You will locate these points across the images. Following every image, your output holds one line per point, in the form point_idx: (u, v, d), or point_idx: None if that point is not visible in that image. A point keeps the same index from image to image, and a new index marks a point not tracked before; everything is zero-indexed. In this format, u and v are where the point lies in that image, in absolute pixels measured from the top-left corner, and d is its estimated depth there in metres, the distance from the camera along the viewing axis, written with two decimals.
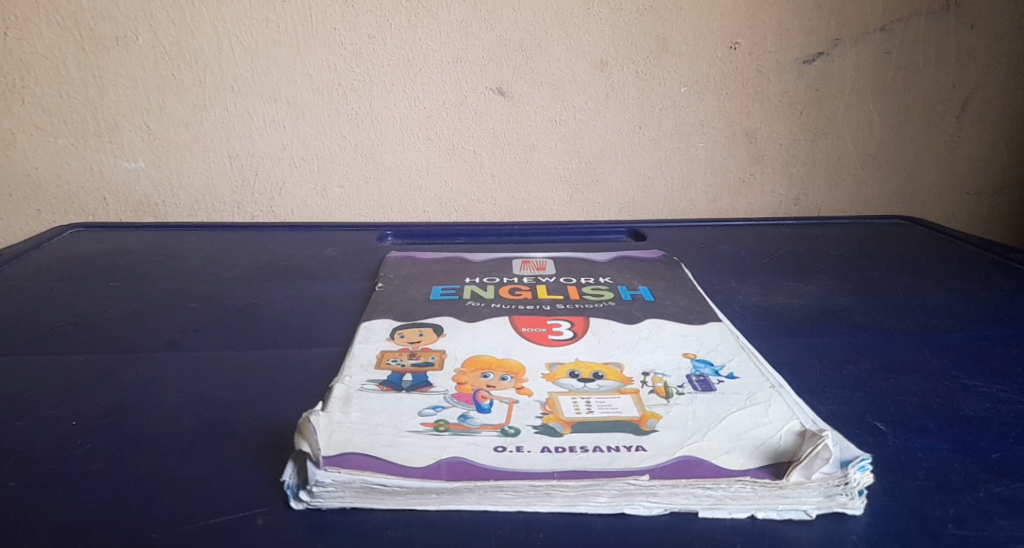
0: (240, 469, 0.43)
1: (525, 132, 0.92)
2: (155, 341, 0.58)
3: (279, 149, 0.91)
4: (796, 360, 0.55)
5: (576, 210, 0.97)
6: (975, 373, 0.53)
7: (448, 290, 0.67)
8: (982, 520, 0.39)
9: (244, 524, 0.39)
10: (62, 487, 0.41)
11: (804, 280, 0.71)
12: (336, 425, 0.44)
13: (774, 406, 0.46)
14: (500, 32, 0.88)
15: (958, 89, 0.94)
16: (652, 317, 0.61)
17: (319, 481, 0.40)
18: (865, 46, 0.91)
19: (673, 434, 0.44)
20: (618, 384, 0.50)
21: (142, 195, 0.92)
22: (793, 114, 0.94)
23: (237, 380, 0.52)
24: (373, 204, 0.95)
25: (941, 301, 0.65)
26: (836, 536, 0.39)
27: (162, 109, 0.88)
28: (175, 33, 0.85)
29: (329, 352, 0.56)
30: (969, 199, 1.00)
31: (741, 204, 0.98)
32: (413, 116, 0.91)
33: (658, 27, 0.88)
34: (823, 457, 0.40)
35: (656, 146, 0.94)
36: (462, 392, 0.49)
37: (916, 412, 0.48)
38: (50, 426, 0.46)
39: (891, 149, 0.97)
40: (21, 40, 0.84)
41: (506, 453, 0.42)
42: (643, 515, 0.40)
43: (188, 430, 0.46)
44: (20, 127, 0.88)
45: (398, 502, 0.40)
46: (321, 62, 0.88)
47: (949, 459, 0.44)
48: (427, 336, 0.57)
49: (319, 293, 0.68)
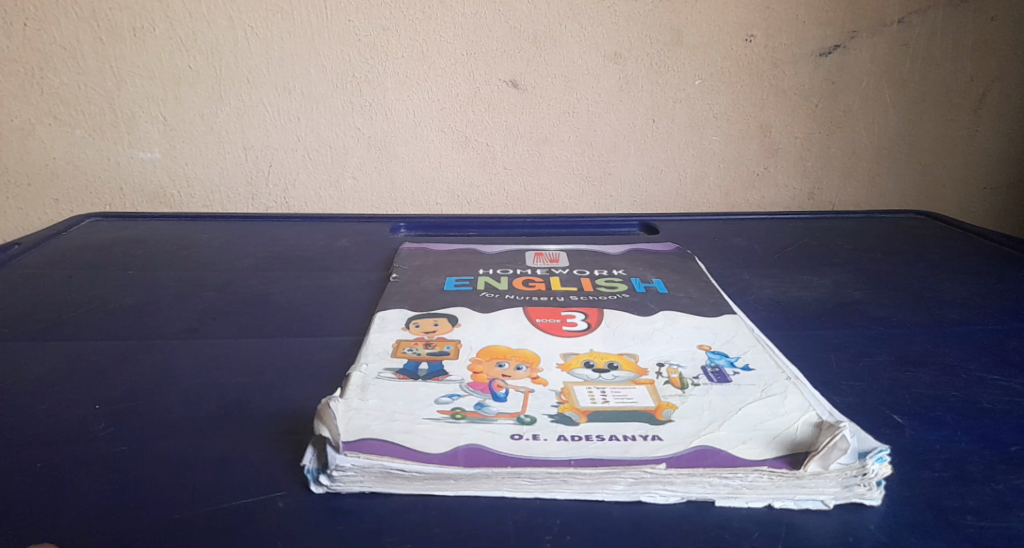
0: (257, 455, 0.43)
1: (537, 125, 0.92)
2: (173, 329, 0.58)
3: (293, 141, 0.91)
4: (811, 353, 0.55)
5: (588, 203, 0.97)
6: (992, 366, 0.52)
7: (461, 281, 0.67)
8: (1001, 511, 0.39)
9: (264, 507, 0.40)
10: (85, 470, 0.42)
11: (817, 274, 0.71)
12: (354, 411, 0.44)
13: (790, 398, 0.46)
14: (513, 24, 0.88)
15: (976, 81, 0.94)
16: (666, 309, 0.61)
17: (339, 465, 0.40)
18: (881, 38, 0.91)
19: (688, 423, 0.44)
20: (632, 375, 0.50)
21: (157, 186, 0.92)
22: (808, 108, 0.93)
23: (253, 366, 0.52)
24: (386, 196, 0.95)
25: (957, 295, 0.65)
26: (853, 526, 0.39)
27: (177, 100, 0.89)
28: (191, 24, 0.86)
29: (345, 340, 0.57)
30: (983, 193, 1.00)
31: (754, 198, 0.98)
32: (425, 108, 0.91)
33: (673, 19, 0.88)
34: (840, 448, 0.39)
35: (669, 139, 0.94)
36: (477, 381, 0.49)
37: (932, 404, 0.48)
38: (70, 411, 0.47)
39: (905, 142, 0.96)
40: (39, 31, 0.85)
41: (523, 441, 0.42)
42: (659, 503, 0.40)
43: (205, 416, 0.46)
44: (37, 117, 0.89)
45: (416, 487, 0.40)
46: (334, 54, 0.88)
47: (966, 451, 0.44)
48: (442, 326, 0.57)
49: (333, 283, 0.68)
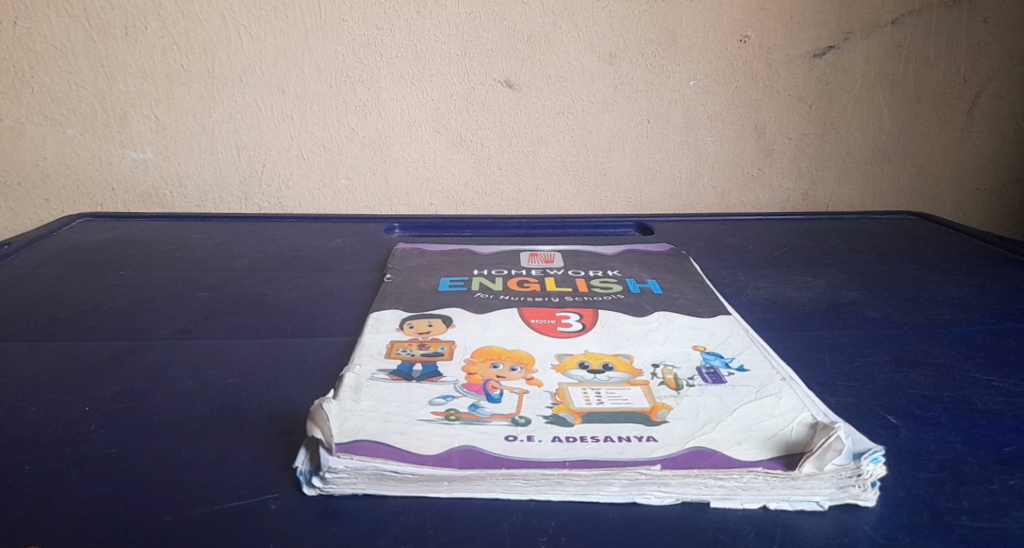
0: (251, 456, 0.43)
1: (532, 125, 0.92)
2: (166, 329, 0.58)
3: (287, 140, 0.91)
4: (806, 354, 0.55)
5: (583, 203, 0.97)
6: (987, 368, 0.52)
7: (456, 282, 0.67)
8: (995, 511, 0.39)
9: (256, 508, 0.39)
10: (76, 471, 0.41)
11: (812, 274, 0.71)
12: (348, 413, 0.44)
13: (785, 399, 0.46)
14: (509, 25, 0.87)
15: (969, 83, 0.94)
16: (661, 309, 0.61)
17: (332, 468, 0.40)
18: (876, 40, 0.91)
19: (683, 424, 0.44)
20: (627, 375, 0.50)
21: (150, 185, 0.92)
22: (803, 108, 0.93)
23: (247, 367, 0.52)
24: (379, 196, 0.95)
25: (951, 295, 0.65)
26: (848, 527, 0.39)
27: (170, 99, 0.88)
28: (184, 22, 0.85)
29: (339, 341, 0.56)
30: (977, 194, 1.00)
31: (749, 198, 0.98)
32: (420, 108, 0.91)
33: (669, 20, 0.88)
34: (835, 449, 0.39)
35: (665, 140, 0.94)
36: (471, 382, 0.49)
37: (927, 404, 0.48)
38: (62, 412, 0.47)
39: (899, 143, 0.96)
40: (30, 30, 0.84)
41: (518, 442, 0.42)
42: (654, 505, 0.40)
43: (198, 417, 0.46)
44: (28, 116, 0.88)
45: (410, 489, 0.40)
46: (328, 53, 0.87)
47: (961, 451, 0.44)
48: (437, 327, 0.57)
49: (328, 284, 0.68)
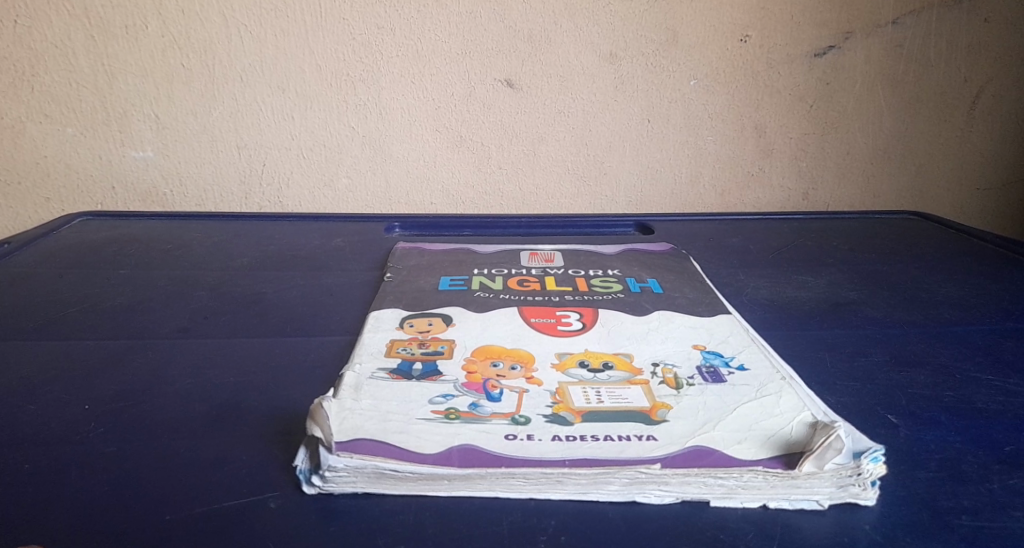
0: (251, 455, 0.43)
1: (533, 124, 0.92)
2: (166, 328, 0.58)
3: (287, 139, 0.91)
4: (806, 353, 0.55)
5: (583, 203, 0.97)
6: (987, 367, 0.52)
7: (456, 281, 0.67)
8: (995, 511, 0.39)
9: (256, 508, 0.39)
10: (76, 471, 0.41)
11: (812, 273, 0.71)
12: (348, 411, 0.44)
13: (785, 398, 0.46)
14: (509, 24, 0.87)
15: (970, 82, 0.94)
16: (661, 309, 0.61)
17: (332, 466, 0.40)
18: (876, 39, 0.91)
19: (683, 423, 0.44)
20: (627, 375, 0.50)
21: (150, 184, 0.92)
22: (803, 108, 0.93)
23: (246, 367, 0.52)
24: (379, 195, 0.95)
25: (952, 295, 0.65)
26: (848, 526, 0.39)
27: (170, 98, 0.88)
28: (184, 22, 0.85)
29: (339, 340, 0.56)
30: (977, 194, 1.00)
31: (749, 198, 0.98)
32: (421, 107, 0.91)
33: (669, 20, 0.88)
34: (834, 448, 0.39)
35: (665, 139, 0.94)
36: (471, 382, 0.49)
37: (927, 404, 0.48)
38: (61, 411, 0.46)
39: (899, 143, 0.96)
40: (30, 29, 0.84)
41: (518, 441, 0.42)
42: (654, 504, 0.40)
43: (198, 416, 0.46)
44: (29, 115, 0.88)
45: (409, 487, 0.40)
46: (328, 52, 0.87)
47: (961, 451, 0.44)
48: (437, 326, 0.57)
49: (328, 283, 0.68)
